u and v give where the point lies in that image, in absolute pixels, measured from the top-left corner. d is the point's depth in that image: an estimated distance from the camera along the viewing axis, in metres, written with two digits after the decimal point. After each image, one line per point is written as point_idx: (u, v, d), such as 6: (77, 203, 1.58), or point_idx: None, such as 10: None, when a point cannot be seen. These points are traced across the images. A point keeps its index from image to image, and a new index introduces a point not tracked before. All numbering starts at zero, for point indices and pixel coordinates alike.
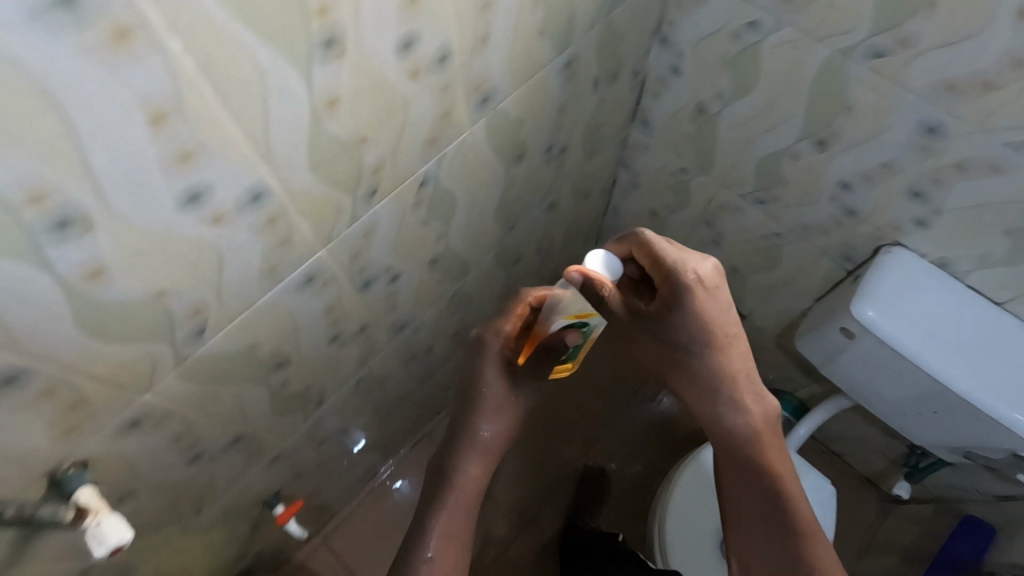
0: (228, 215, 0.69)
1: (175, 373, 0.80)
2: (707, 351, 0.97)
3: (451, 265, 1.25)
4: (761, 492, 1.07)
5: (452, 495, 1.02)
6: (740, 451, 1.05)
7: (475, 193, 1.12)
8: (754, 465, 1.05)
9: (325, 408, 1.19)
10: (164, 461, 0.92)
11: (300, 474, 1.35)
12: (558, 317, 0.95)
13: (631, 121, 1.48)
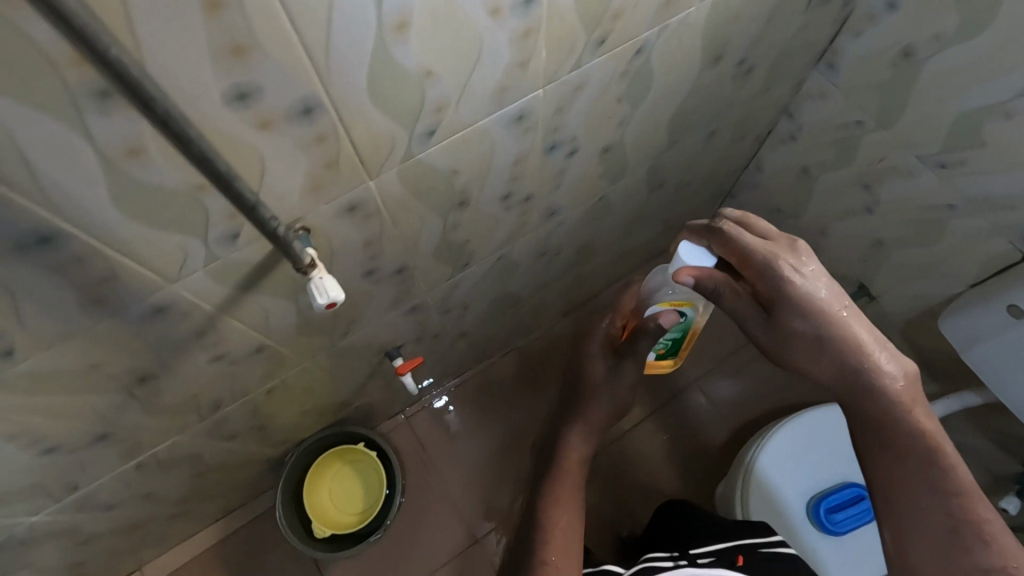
0: (325, 174, 0.54)
1: (246, 302, 0.65)
2: (820, 334, 0.62)
3: (612, 162, 0.93)
4: (933, 520, 0.60)
5: (557, 493, 0.85)
6: (897, 423, 0.61)
7: (640, 104, 0.81)
8: (901, 429, 0.61)
9: (409, 333, 1.06)
10: (185, 382, 0.73)
11: (370, 397, 1.25)
12: (652, 304, 0.77)
13: (813, 63, 1.07)
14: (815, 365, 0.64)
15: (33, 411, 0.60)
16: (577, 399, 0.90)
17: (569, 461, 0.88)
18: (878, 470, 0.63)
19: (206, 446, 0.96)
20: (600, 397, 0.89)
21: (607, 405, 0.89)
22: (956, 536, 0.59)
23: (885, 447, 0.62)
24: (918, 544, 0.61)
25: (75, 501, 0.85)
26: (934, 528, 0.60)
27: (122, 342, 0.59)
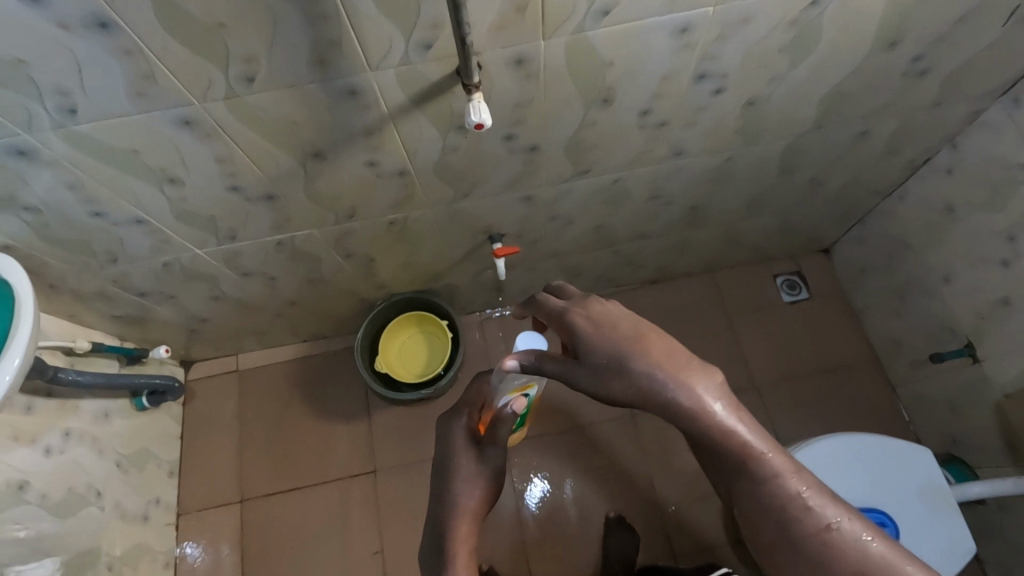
0: (513, 16, 0.66)
1: (411, 117, 0.79)
2: (616, 356, 0.64)
3: (755, 121, 0.97)
4: (771, 512, 0.61)
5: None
6: (718, 440, 0.60)
7: (797, 64, 0.85)
8: (712, 439, 0.61)
9: (516, 226, 1.18)
10: (344, 175, 0.89)
11: (463, 277, 1.39)
12: (502, 392, 0.87)
13: (997, 93, 1.04)
14: (618, 388, 0.63)
15: (240, 144, 0.78)
16: (446, 495, 0.83)
17: (453, 550, 0.78)
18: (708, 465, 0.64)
19: (328, 254, 1.15)
20: (474, 482, 0.83)
21: (480, 493, 0.83)
22: (796, 517, 0.60)
23: (714, 456, 0.62)
24: (769, 534, 0.62)
25: (228, 252, 1.07)
26: (776, 516, 0.61)
27: (317, 110, 0.75)
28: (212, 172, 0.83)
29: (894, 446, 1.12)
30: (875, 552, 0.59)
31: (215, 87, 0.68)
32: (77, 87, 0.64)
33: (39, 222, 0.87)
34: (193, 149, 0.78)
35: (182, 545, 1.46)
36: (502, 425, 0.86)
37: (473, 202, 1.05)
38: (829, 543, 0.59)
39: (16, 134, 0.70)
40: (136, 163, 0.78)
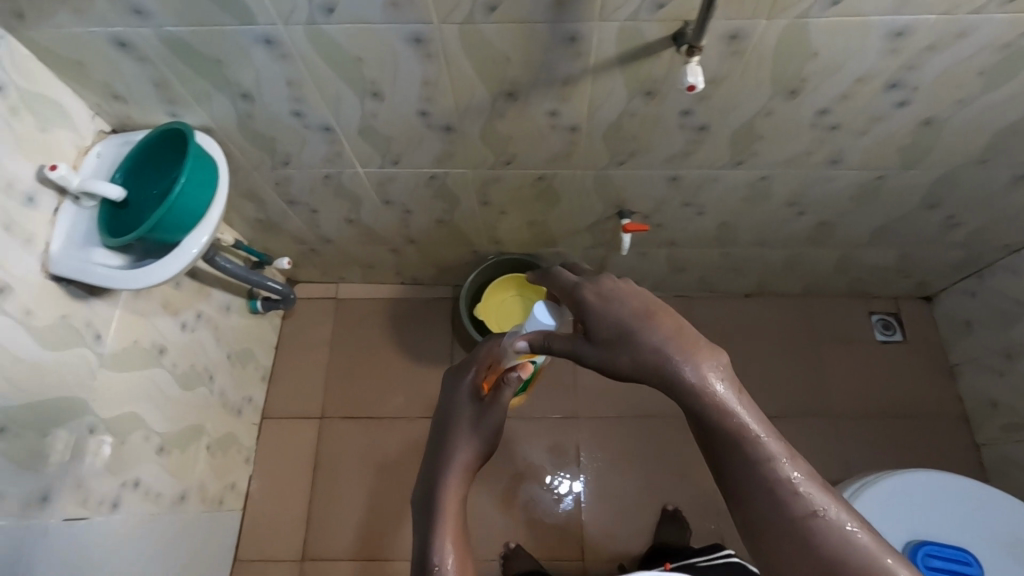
0: None
1: (611, 73, 0.84)
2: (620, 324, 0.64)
3: (922, 142, 0.98)
4: (757, 494, 0.57)
5: (443, 520, 0.76)
6: (710, 415, 0.59)
7: (990, 90, 0.86)
8: (708, 410, 0.59)
9: (648, 206, 1.22)
10: (523, 119, 0.95)
11: (576, 249, 1.43)
12: (509, 357, 0.89)
13: None
14: (623, 357, 0.63)
15: (450, 71, 0.85)
16: (444, 445, 0.84)
17: (443, 498, 0.78)
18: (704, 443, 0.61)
19: (468, 198, 1.21)
20: (473, 435, 0.85)
21: (474, 446, 0.84)
22: (781, 500, 0.56)
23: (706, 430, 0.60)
24: (756, 524, 0.57)
25: (385, 176, 1.14)
26: (760, 499, 0.57)
27: (533, 50, 0.80)
28: (412, 93, 0.90)
29: (975, 492, 1.10)
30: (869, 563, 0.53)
31: (459, 9, 0.74)
32: None
33: (246, 110, 0.95)
34: (408, 67, 0.84)
35: (262, 446, 1.56)
36: (504, 390, 0.88)
37: (624, 172, 1.09)
38: (813, 532, 0.55)
39: (272, 23, 0.77)
40: (354, 71, 0.85)
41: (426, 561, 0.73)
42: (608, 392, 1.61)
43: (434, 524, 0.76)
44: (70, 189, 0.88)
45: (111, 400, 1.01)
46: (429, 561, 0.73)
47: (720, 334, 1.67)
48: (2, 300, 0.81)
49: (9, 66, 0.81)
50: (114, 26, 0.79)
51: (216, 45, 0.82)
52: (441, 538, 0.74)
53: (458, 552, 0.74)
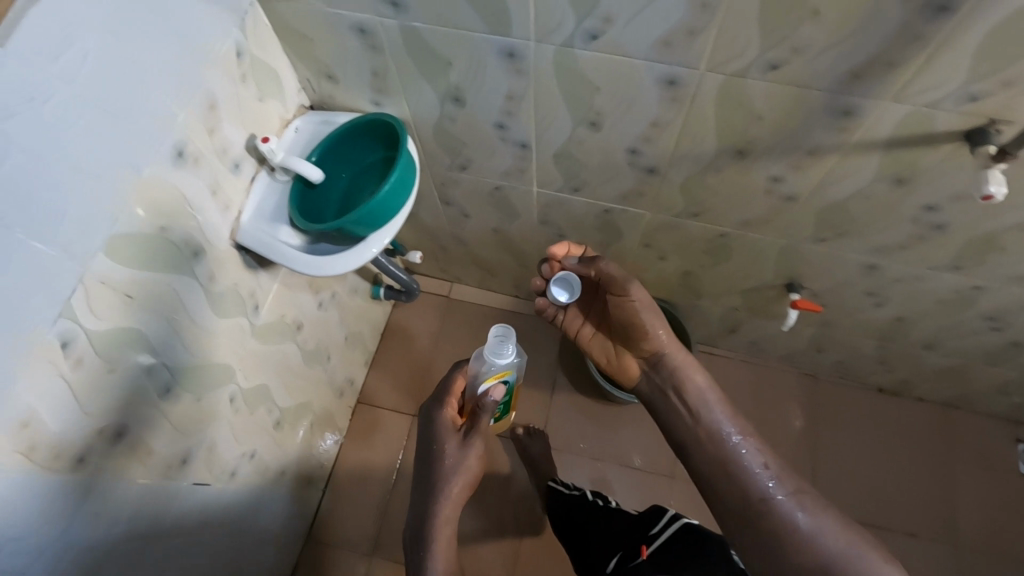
0: None
1: (869, 155, 0.75)
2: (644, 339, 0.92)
3: None
4: (728, 475, 0.82)
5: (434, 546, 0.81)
6: (704, 421, 0.86)
7: None
8: (701, 414, 0.87)
9: (825, 287, 1.11)
10: (739, 179, 0.87)
11: (718, 307, 1.35)
12: (479, 381, 0.90)
13: None
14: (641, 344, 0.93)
15: (688, 118, 0.78)
16: (431, 475, 0.85)
17: (434, 522, 0.82)
18: (693, 440, 0.87)
19: (632, 237, 1.14)
20: (457, 465, 0.85)
21: (460, 474, 0.84)
22: (752, 484, 0.79)
23: (686, 438, 0.88)
24: (728, 496, 0.80)
25: (557, 200, 1.08)
26: (733, 475, 0.81)
27: (794, 116, 0.72)
28: (633, 131, 0.84)
29: None
30: (810, 527, 0.73)
31: (737, 62, 0.67)
32: (624, 19, 0.66)
33: (450, 113, 0.92)
34: (644, 105, 0.78)
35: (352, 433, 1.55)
36: (483, 414, 0.87)
37: (820, 249, 0.99)
38: (771, 510, 0.76)
39: (524, 37, 0.73)
40: (583, 97, 0.80)
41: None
42: None
43: (427, 549, 0.80)
44: (271, 162, 0.87)
45: (252, 370, 1.00)
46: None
47: (841, 425, 1.54)
48: (194, 264, 0.79)
49: (249, 33, 0.79)
50: (361, 12, 0.76)
51: (454, 48, 0.78)
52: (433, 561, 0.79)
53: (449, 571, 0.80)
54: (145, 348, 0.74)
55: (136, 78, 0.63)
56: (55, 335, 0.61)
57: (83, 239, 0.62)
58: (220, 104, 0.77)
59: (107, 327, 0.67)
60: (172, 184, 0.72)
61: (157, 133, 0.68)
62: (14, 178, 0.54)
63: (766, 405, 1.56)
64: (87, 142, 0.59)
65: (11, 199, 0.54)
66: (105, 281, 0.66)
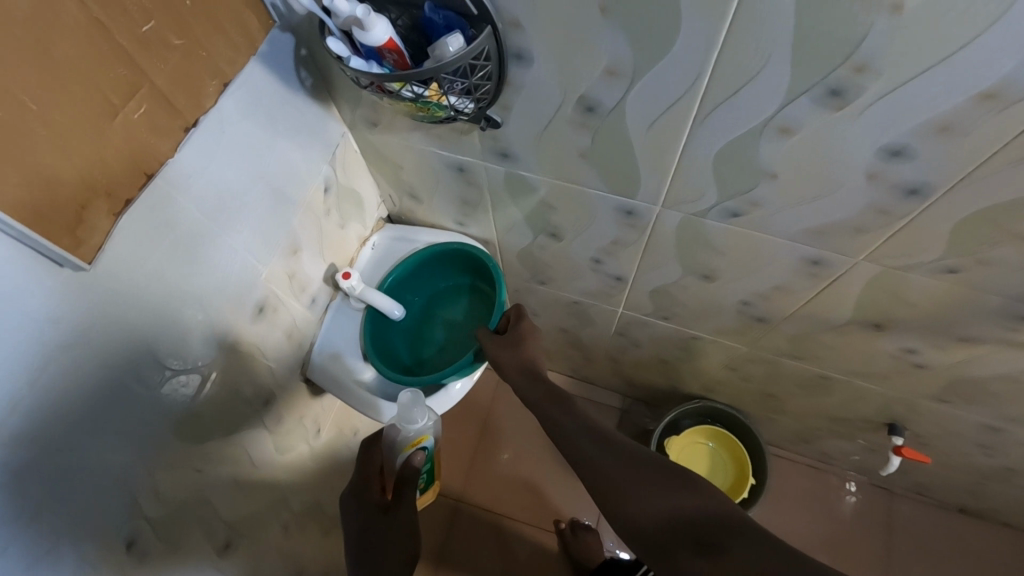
0: None
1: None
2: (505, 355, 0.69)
3: None
4: (604, 461, 0.51)
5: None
6: (545, 398, 0.62)
7: None
8: (552, 403, 0.61)
9: (932, 432, 1.01)
10: (865, 343, 0.77)
11: (797, 423, 1.24)
12: (397, 450, 0.70)
13: None
14: (508, 358, 0.69)
15: (823, 292, 0.69)
16: (369, 552, 0.60)
17: None
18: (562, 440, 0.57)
19: (718, 360, 1.05)
20: (403, 541, 0.61)
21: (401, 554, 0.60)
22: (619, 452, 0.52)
23: (564, 447, 0.56)
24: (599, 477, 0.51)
25: (642, 321, 1.00)
26: (605, 456, 0.52)
27: (953, 310, 0.63)
28: (752, 289, 0.74)
29: None
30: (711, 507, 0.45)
31: (903, 260, 0.58)
32: (776, 207, 0.57)
33: (542, 243, 0.84)
34: (773, 273, 0.69)
35: None
36: (410, 488, 0.65)
37: (938, 407, 0.89)
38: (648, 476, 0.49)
39: (649, 202, 0.64)
40: (703, 257, 0.71)
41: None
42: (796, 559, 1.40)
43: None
44: (348, 294, 0.80)
45: (311, 495, 0.94)
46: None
47: (918, 548, 1.42)
48: (263, 412, 0.73)
49: (338, 165, 0.73)
50: (464, 155, 0.68)
51: (563, 197, 0.70)
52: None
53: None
54: (209, 514, 0.67)
55: (223, 249, 0.57)
56: (121, 542, 0.54)
57: (156, 435, 0.55)
58: (302, 246, 0.70)
59: (174, 509, 0.61)
60: (248, 344, 0.65)
61: (241, 297, 0.62)
62: (94, 399, 0.47)
63: (836, 519, 1.44)
64: (168, 334, 0.53)
65: (89, 421, 0.47)
66: (174, 469, 0.59)
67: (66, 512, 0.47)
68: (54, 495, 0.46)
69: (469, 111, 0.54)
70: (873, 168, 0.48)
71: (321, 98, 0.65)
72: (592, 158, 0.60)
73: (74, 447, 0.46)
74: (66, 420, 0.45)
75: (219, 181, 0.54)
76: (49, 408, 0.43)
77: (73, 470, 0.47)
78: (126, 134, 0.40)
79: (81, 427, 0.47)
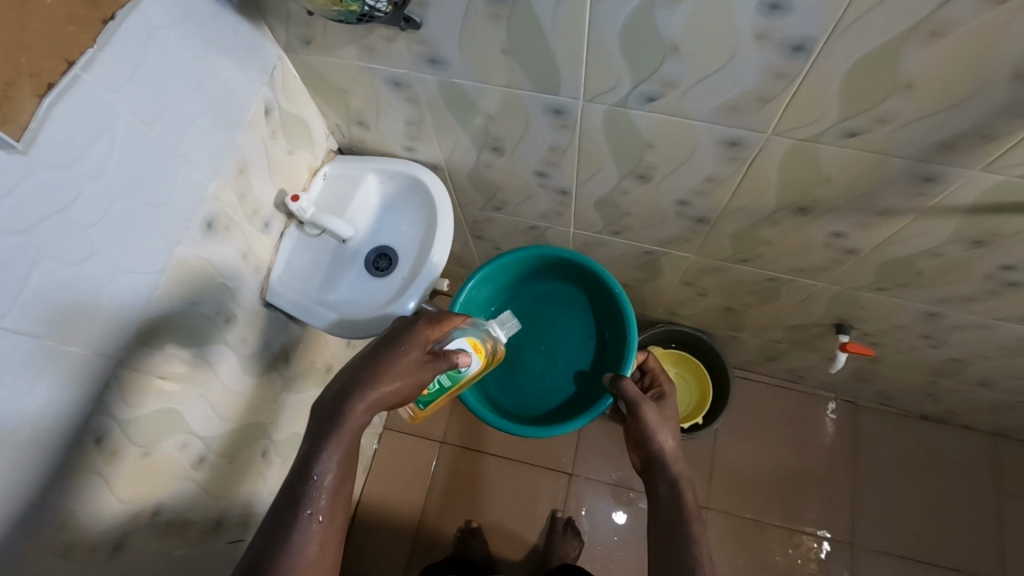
0: None
1: (941, 217, 0.70)
2: (659, 427, 0.80)
3: None
4: (688, 547, 0.70)
5: (337, 439, 0.61)
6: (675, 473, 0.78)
7: None
8: (676, 483, 0.77)
9: (881, 328, 1.06)
10: (799, 232, 0.82)
11: (761, 339, 1.29)
12: (458, 340, 0.73)
13: None
14: (661, 433, 0.80)
15: (747, 177, 0.72)
16: (367, 375, 0.64)
17: (349, 425, 0.62)
18: (666, 517, 0.74)
19: (674, 276, 1.09)
20: (402, 375, 0.65)
21: (396, 388, 0.65)
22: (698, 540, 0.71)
23: (673, 524, 0.73)
24: (682, 553, 0.70)
25: (597, 241, 1.03)
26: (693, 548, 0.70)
27: (863, 179, 0.67)
28: (686, 185, 0.78)
29: None
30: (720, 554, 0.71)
31: (808, 128, 0.61)
32: (686, 85, 0.60)
33: (487, 160, 0.87)
34: (699, 162, 0.72)
35: (377, 466, 1.45)
36: (444, 360, 0.69)
37: (877, 297, 0.94)
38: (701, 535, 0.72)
39: (573, 97, 0.67)
40: (634, 153, 0.75)
41: (303, 469, 0.60)
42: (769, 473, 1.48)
43: (329, 437, 0.61)
44: (301, 219, 0.83)
45: (285, 420, 0.98)
46: (305, 484, 0.59)
47: (884, 453, 1.49)
48: (227, 331, 0.77)
49: (278, 88, 0.75)
50: (397, 67, 0.71)
51: (497, 103, 0.73)
52: (330, 463, 0.60)
53: (341, 477, 0.61)
54: (181, 425, 0.71)
55: (165, 157, 0.59)
56: (87, 436, 0.58)
57: (117, 332, 0.59)
58: (248, 164, 0.73)
59: (149, 415, 0.66)
60: (203, 257, 0.69)
61: (189, 210, 0.65)
62: (49, 287, 0.50)
63: (805, 432, 1.51)
64: (120, 236, 0.56)
65: (48, 308, 0.51)
66: (138, 377, 0.63)
67: (25, 392, 0.51)
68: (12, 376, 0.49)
69: (385, 7, 0.57)
70: (760, 26, 0.51)
71: (252, 17, 0.67)
72: (513, 54, 0.63)
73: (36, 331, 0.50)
74: (21, 303, 0.48)
75: (152, 85, 0.56)
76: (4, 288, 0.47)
77: (29, 356, 0.50)
78: (42, 21, 0.43)
79: (37, 312, 0.50)
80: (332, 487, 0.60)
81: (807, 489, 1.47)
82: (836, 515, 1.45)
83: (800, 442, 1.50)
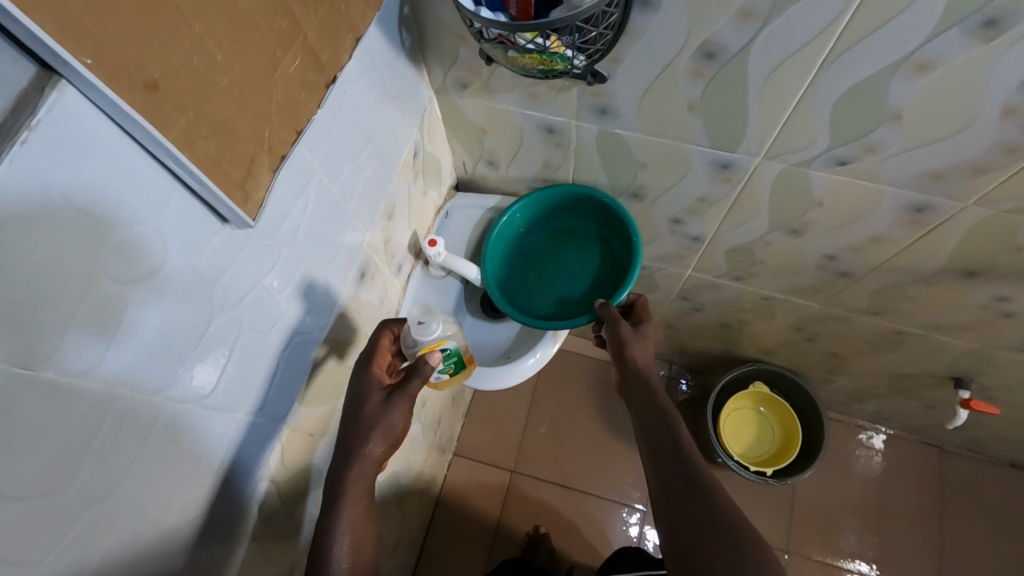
0: None
1: None
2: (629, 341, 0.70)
3: None
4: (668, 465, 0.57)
5: (344, 505, 0.57)
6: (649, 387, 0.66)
7: None
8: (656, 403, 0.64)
9: (1006, 383, 1.00)
10: (956, 293, 0.77)
11: (859, 384, 1.24)
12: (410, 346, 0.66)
13: None
14: (636, 347, 0.69)
15: (923, 239, 0.68)
16: (350, 437, 0.60)
17: (348, 489, 0.58)
18: (650, 440, 0.61)
19: (786, 321, 1.05)
20: (376, 422, 0.60)
21: (376, 435, 0.60)
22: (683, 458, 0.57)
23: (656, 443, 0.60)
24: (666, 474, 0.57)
25: (711, 284, 0.99)
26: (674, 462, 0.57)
27: None
28: (843, 242, 0.74)
29: None
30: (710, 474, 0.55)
31: (1017, 200, 0.57)
32: (891, 153, 0.57)
33: (620, 204, 0.83)
34: (871, 221, 0.68)
35: (445, 494, 1.31)
36: (414, 378, 0.62)
37: (1016, 356, 0.89)
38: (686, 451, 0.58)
39: (750, 154, 0.63)
40: (795, 209, 0.70)
41: (315, 552, 0.56)
42: (850, 519, 1.41)
43: (333, 507, 0.57)
44: (432, 261, 0.80)
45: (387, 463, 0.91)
46: (325, 567, 0.55)
47: (973, 502, 1.42)
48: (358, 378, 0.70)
49: (425, 130, 0.72)
50: (557, 113, 0.68)
51: (657, 154, 0.69)
52: (339, 541, 0.56)
53: (356, 544, 0.57)
54: (318, 478, 0.66)
55: (340, 213, 0.57)
56: (257, 506, 0.54)
57: (269, 391, 0.53)
58: (395, 209, 0.70)
59: (292, 472, 0.60)
60: (352, 307, 0.65)
61: (347, 261, 0.62)
62: (98, 307, 0.34)
63: (888, 476, 1.45)
64: (275, 273, 0.50)
65: (177, 352, 0.41)
66: (216, 455, 0.47)
67: (191, 462, 0.45)
68: (49, 451, 0.32)
69: (584, 63, 0.54)
70: (1012, 101, 0.48)
71: (415, 60, 0.64)
72: (700, 110, 0.59)
73: (168, 378, 0.40)
74: (38, 329, 0.30)
75: (338, 142, 0.53)
76: (89, 310, 0.33)
77: (85, 411, 0.34)
78: (284, 90, 0.40)
79: (166, 355, 0.40)
80: (347, 556, 0.56)
81: (889, 539, 1.39)
82: (922, 567, 1.37)
83: (883, 487, 1.44)
